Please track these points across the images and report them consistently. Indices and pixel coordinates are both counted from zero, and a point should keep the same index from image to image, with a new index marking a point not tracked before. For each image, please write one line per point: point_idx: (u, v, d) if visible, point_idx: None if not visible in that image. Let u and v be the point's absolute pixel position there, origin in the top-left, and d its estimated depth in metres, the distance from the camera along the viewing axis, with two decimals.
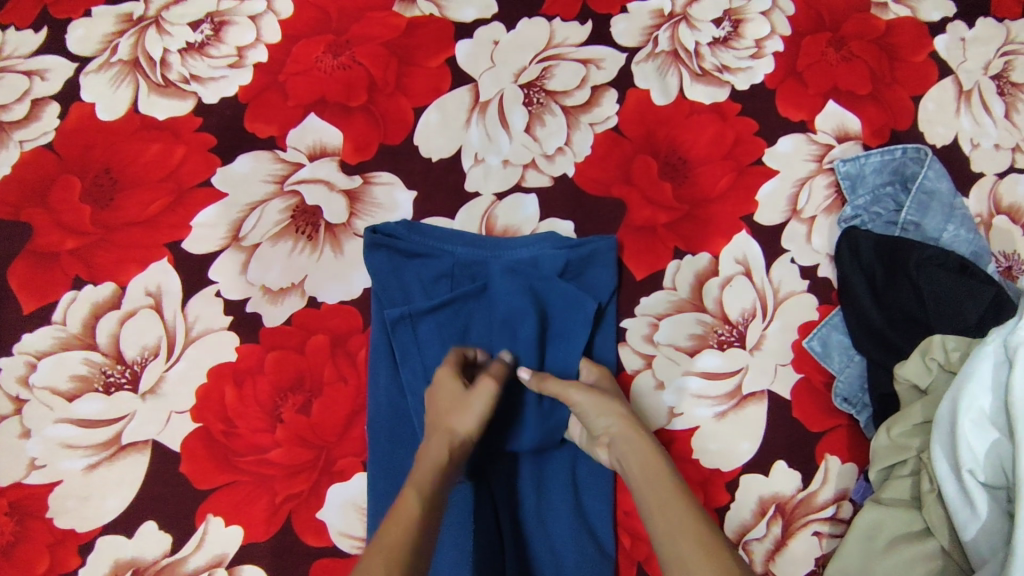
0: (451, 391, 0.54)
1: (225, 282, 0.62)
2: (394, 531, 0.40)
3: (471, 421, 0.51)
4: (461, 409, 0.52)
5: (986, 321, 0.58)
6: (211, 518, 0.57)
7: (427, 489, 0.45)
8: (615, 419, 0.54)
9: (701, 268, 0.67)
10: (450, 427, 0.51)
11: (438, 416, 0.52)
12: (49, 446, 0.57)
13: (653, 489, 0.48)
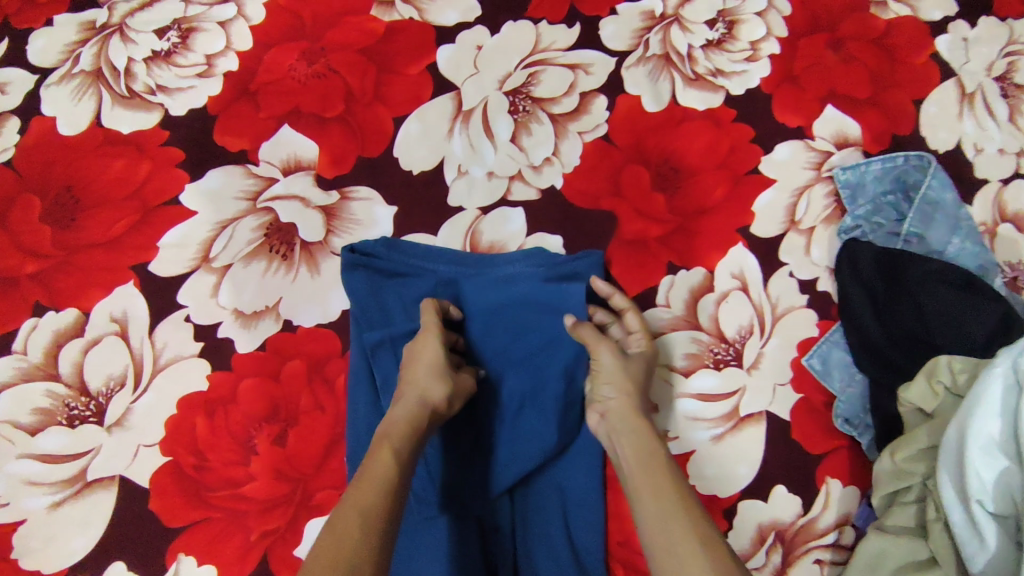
0: (437, 357, 0.53)
1: (195, 306, 0.59)
2: (370, 487, 0.42)
3: (448, 390, 0.52)
4: (441, 379, 0.52)
5: (994, 342, 0.56)
6: (182, 557, 0.54)
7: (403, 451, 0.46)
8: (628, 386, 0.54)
9: (695, 283, 0.64)
10: (428, 391, 0.51)
11: (415, 378, 0.52)
12: (11, 483, 0.54)
13: (643, 461, 0.48)
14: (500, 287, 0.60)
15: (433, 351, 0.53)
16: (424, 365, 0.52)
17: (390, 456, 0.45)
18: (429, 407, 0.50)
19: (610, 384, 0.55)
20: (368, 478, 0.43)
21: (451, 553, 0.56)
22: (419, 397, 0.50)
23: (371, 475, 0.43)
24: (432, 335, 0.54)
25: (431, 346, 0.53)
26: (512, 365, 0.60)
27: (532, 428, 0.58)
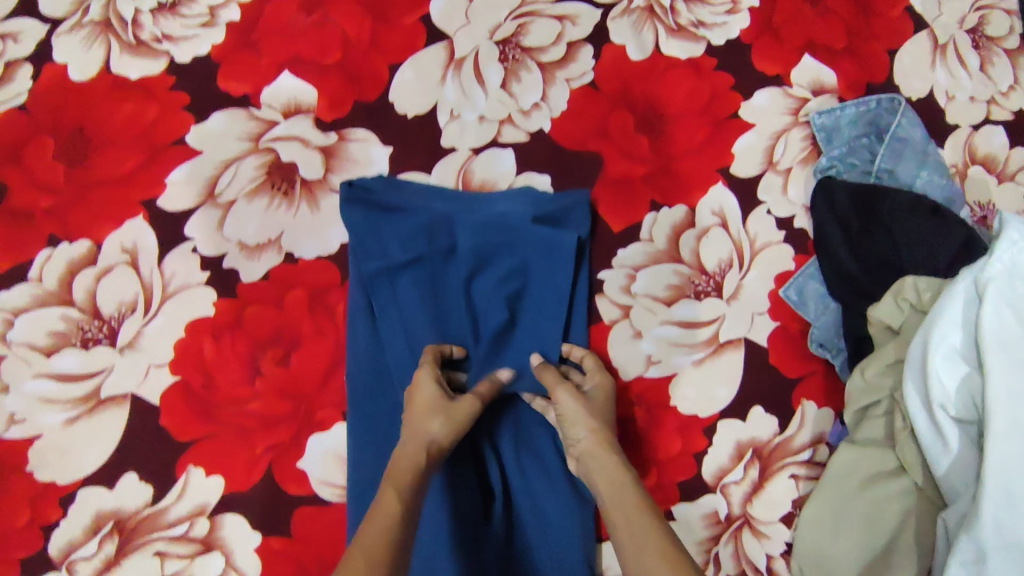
0: (432, 394, 0.54)
1: (201, 239, 0.62)
2: (371, 531, 0.43)
3: (446, 423, 0.53)
4: (440, 414, 0.53)
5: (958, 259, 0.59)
6: (192, 468, 0.57)
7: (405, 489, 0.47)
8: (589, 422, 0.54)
9: (677, 220, 0.67)
10: (428, 431, 0.52)
11: (413, 420, 0.53)
12: (29, 401, 0.57)
13: (616, 491, 0.49)
14: (494, 226, 0.62)
15: (424, 394, 0.54)
16: (419, 404, 0.54)
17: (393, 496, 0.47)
18: (432, 443, 0.52)
19: (574, 426, 0.55)
20: (376, 517, 0.45)
21: (449, 476, 0.59)
22: (421, 437, 0.52)
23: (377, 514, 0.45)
24: (425, 377, 0.55)
25: (422, 388, 0.55)
26: (500, 300, 0.62)
27: (527, 351, 0.62)
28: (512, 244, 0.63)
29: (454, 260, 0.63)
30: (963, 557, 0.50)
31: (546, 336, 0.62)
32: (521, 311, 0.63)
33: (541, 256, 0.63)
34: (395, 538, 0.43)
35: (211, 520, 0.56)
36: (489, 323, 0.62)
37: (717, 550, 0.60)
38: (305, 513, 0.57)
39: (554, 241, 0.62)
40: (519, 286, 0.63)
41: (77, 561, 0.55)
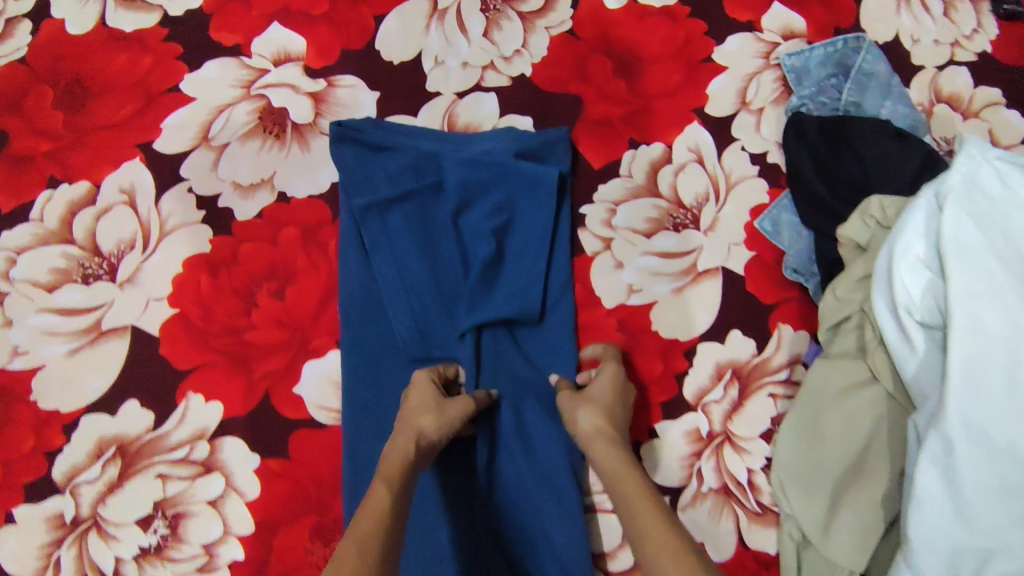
0: (424, 395, 0.55)
1: (196, 179, 0.64)
2: (364, 522, 0.44)
3: (436, 420, 0.53)
4: (430, 410, 0.54)
5: (922, 177, 0.62)
6: (192, 395, 0.59)
7: (397, 484, 0.48)
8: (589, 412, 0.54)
9: (655, 157, 0.70)
10: (419, 423, 0.53)
11: (406, 415, 0.54)
12: (32, 333, 0.59)
13: (616, 477, 0.49)
14: (479, 162, 0.64)
15: (417, 395, 0.55)
16: (411, 404, 0.55)
17: (386, 492, 0.47)
18: (421, 436, 0.52)
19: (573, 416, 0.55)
20: (368, 509, 0.45)
21: None
22: (412, 430, 0.52)
23: (369, 508, 0.46)
24: (420, 380, 0.57)
25: (416, 390, 0.56)
26: (485, 232, 0.64)
27: (513, 281, 0.64)
28: (496, 179, 0.65)
29: (441, 197, 0.65)
30: (933, 451, 0.53)
31: (530, 268, 0.64)
32: (507, 245, 0.65)
33: (525, 191, 0.65)
34: (387, 529, 0.44)
35: (211, 443, 0.58)
36: (476, 256, 0.64)
37: (700, 465, 0.62)
38: (301, 435, 0.59)
39: (536, 176, 0.65)
40: (505, 221, 0.65)
41: (81, 484, 0.56)
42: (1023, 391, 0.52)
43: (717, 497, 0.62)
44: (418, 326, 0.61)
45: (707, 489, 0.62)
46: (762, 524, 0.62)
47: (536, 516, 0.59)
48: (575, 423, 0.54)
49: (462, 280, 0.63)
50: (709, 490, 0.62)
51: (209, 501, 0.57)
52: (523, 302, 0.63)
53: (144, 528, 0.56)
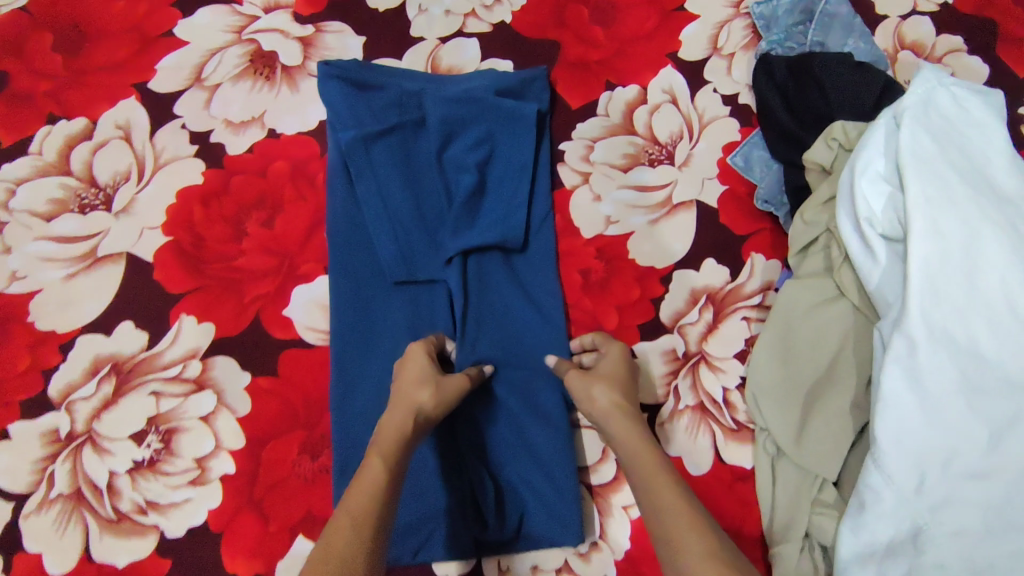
0: (420, 370, 0.56)
1: (189, 117, 0.67)
2: (362, 496, 0.47)
3: (433, 395, 0.55)
4: (427, 382, 0.55)
5: (880, 103, 0.65)
6: (185, 317, 0.61)
7: (392, 461, 0.50)
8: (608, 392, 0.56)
9: (631, 97, 0.73)
10: (415, 397, 0.54)
11: (402, 388, 0.55)
12: (30, 260, 0.61)
13: (638, 460, 0.52)
14: (461, 98, 0.67)
15: (414, 371, 0.56)
16: (406, 378, 0.56)
17: (381, 466, 0.50)
18: (417, 409, 0.54)
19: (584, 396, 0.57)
20: (364, 485, 0.48)
21: (409, 320, 0.63)
22: (408, 404, 0.54)
23: (366, 481, 0.48)
24: (416, 354, 0.58)
25: (411, 366, 0.57)
26: (469, 163, 0.67)
27: (496, 209, 0.67)
28: (480, 115, 0.68)
29: (425, 132, 0.68)
30: (898, 352, 0.55)
31: (512, 199, 0.67)
32: (489, 177, 0.68)
33: (504, 125, 0.68)
34: (381, 504, 0.47)
35: (203, 362, 0.60)
36: (460, 185, 0.67)
37: (676, 383, 0.65)
38: (291, 355, 0.61)
39: (515, 109, 0.68)
40: (487, 153, 0.68)
41: (77, 401, 0.58)
42: (977, 291, 0.55)
43: (694, 414, 0.65)
44: (401, 252, 0.64)
45: (684, 406, 0.65)
46: (738, 440, 0.65)
47: (513, 427, 0.61)
48: (592, 402, 0.56)
49: (446, 209, 0.66)
50: (686, 407, 0.65)
51: (202, 417, 0.59)
52: (506, 227, 0.66)
53: (138, 442, 0.58)
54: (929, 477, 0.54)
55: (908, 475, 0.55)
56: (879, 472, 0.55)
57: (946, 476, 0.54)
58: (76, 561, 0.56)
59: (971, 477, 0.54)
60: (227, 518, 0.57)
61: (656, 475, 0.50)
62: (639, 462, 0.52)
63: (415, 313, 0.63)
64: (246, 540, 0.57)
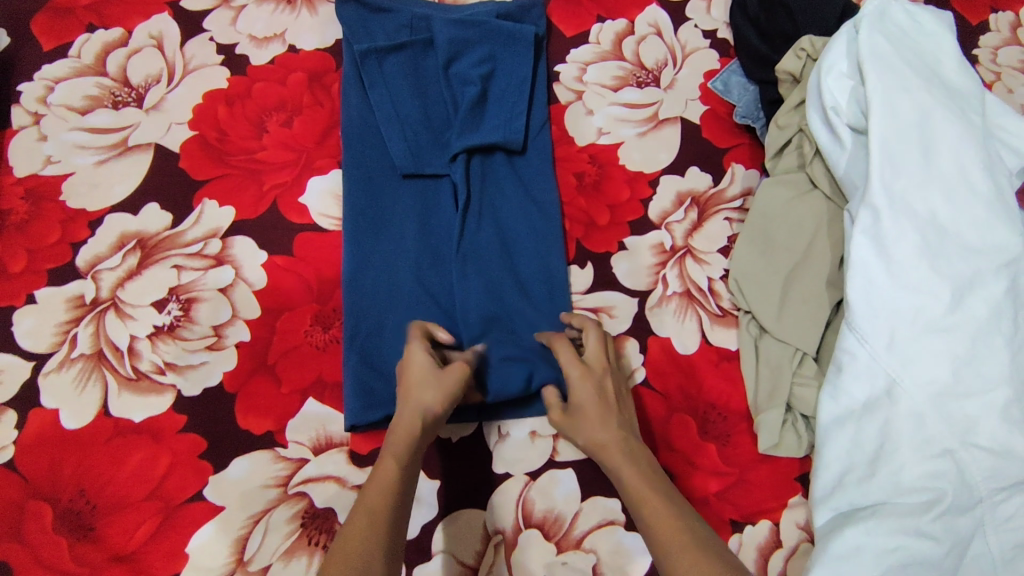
0: (421, 365, 0.55)
1: (217, 32, 0.73)
2: (373, 499, 0.47)
3: (439, 395, 0.53)
4: (431, 383, 0.53)
5: (841, 22, 0.73)
6: (207, 201, 0.66)
7: (403, 458, 0.50)
8: (592, 399, 0.55)
9: (620, 29, 0.80)
10: (422, 400, 0.52)
11: (407, 391, 0.53)
12: (64, 147, 0.66)
13: (639, 498, 0.50)
14: (467, 22, 0.72)
15: (412, 373, 0.54)
16: (413, 375, 0.54)
17: (393, 465, 0.49)
18: (427, 414, 0.52)
19: (579, 435, 0.55)
20: (377, 488, 0.48)
21: (417, 208, 0.67)
22: (414, 408, 0.52)
23: (378, 484, 0.48)
24: (417, 349, 0.56)
25: (410, 366, 0.55)
26: (474, 76, 0.71)
27: (499, 116, 0.71)
28: (484, 33, 0.73)
29: (432, 51, 0.72)
30: (864, 223, 0.61)
31: (512, 108, 0.71)
32: (492, 91, 0.72)
33: (504, 45, 0.73)
34: (397, 502, 0.48)
35: (222, 241, 0.65)
36: (465, 96, 0.70)
37: (664, 272, 0.70)
38: (305, 237, 0.66)
39: (516, 30, 0.73)
40: (489, 70, 0.72)
41: (102, 271, 0.62)
42: (934, 167, 0.61)
43: (681, 299, 0.69)
44: (410, 148, 0.68)
45: (672, 293, 0.69)
46: (722, 325, 0.69)
47: (513, 303, 0.65)
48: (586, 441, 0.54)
49: (452, 116, 0.70)
50: (673, 293, 0.69)
51: (220, 288, 0.63)
52: (508, 130, 0.70)
53: (158, 309, 0.62)
54: (899, 333, 0.59)
55: (879, 333, 0.59)
56: (852, 334, 0.60)
57: (914, 330, 0.59)
58: (94, 416, 0.58)
59: (938, 331, 0.58)
60: (242, 380, 0.61)
61: (651, 486, 0.50)
62: (637, 494, 0.50)
63: (423, 205, 0.68)
64: (259, 400, 0.60)
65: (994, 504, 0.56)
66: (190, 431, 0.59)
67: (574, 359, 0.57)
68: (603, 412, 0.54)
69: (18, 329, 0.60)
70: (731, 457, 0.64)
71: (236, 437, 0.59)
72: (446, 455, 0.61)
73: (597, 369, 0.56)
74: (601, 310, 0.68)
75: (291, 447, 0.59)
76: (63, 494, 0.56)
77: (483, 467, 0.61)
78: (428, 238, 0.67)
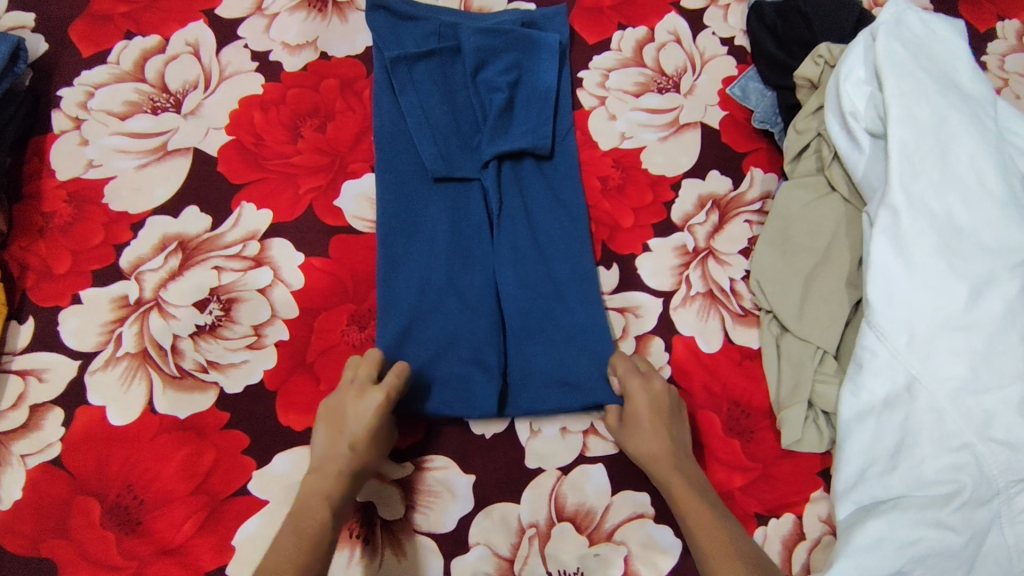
0: (367, 412, 0.56)
1: (252, 39, 0.74)
2: (286, 543, 0.52)
3: (371, 443, 0.56)
4: (366, 429, 0.56)
5: (857, 28, 0.76)
6: (245, 204, 0.68)
7: (335, 501, 0.54)
8: (649, 413, 0.59)
9: (641, 37, 0.82)
10: (354, 446, 0.55)
11: (345, 431, 0.56)
12: (105, 151, 0.68)
13: (685, 509, 0.56)
14: (493, 31, 0.73)
15: (371, 427, 0.56)
16: (356, 419, 0.56)
17: (326, 508, 0.54)
18: (356, 459, 0.55)
19: (632, 443, 0.60)
20: (294, 532, 0.52)
21: (448, 211, 0.69)
22: (348, 450, 0.55)
23: (303, 525, 0.53)
24: (369, 392, 0.57)
25: (368, 418, 0.56)
26: (502, 83, 0.72)
27: (527, 123, 0.72)
28: (509, 39, 0.74)
29: (459, 58, 0.73)
30: (885, 223, 0.63)
31: (540, 116, 0.72)
32: (520, 98, 0.73)
33: (529, 53, 0.74)
34: (313, 544, 0.52)
35: (260, 243, 0.66)
36: (492, 103, 0.71)
37: (688, 273, 0.72)
38: (340, 238, 0.68)
39: (540, 38, 0.74)
40: (515, 78, 0.73)
41: (145, 272, 0.64)
42: (951, 171, 0.64)
43: (704, 300, 0.71)
44: (441, 152, 0.69)
45: (695, 293, 0.71)
46: (745, 324, 0.71)
47: (546, 307, 0.66)
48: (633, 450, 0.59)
49: (481, 122, 0.72)
50: (697, 294, 0.71)
51: (260, 289, 0.65)
52: (537, 136, 0.71)
53: (200, 309, 0.64)
54: (919, 332, 0.61)
55: (899, 332, 0.61)
56: (872, 332, 0.62)
57: (933, 328, 0.61)
58: (140, 413, 0.60)
59: (955, 329, 0.61)
60: (282, 378, 0.62)
61: (697, 498, 0.56)
62: (685, 505, 0.56)
63: (454, 207, 0.69)
64: (299, 398, 0.62)
65: (1009, 497, 0.58)
66: (233, 429, 0.60)
67: (632, 375, 0.60)
68: (657, 428, 0.59)
69: (65, 329, 0.62)
70: (755, 453, 0.66)
71: (278, 432, 0.61)
72: (480, 450, 0.63)
73: (653, 385, 0.60)
74: (627, 310, 0.70)
75: None
76: (111, 488, 0.58)
77: (515, 462, 0.63)
78: (459, 239, 0.68)
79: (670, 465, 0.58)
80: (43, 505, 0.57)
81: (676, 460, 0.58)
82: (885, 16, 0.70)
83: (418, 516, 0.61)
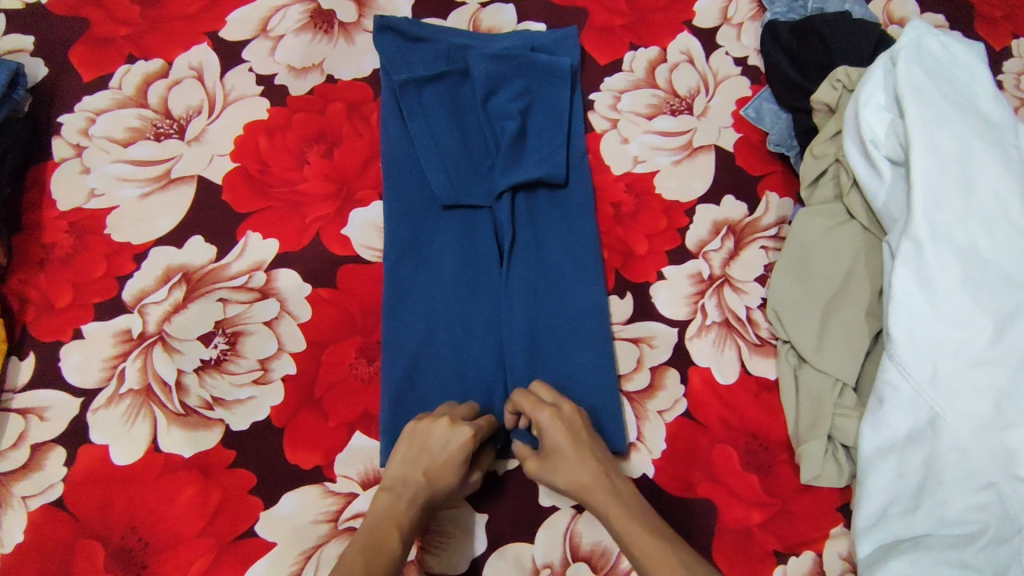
0: (451, 444, 0.54)
1: (257, 62, 0.73)
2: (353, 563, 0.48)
3: (454, 479, 0.54)
4: (448, 462, 0.53)
5: (876, 50, 0.74)
6: (251, 234, 0.66)
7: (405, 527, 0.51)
8: (565, 440, 0.55)
9: (653, 57, 0.81)
10: (432, 474, 0.53)
11: (424, 458, 0.54)
12: (107, 179, 0.67)
13: (622, 528, 0.52)
14: (504, 57, 0.72)
15: (456, 458, 0.54)
16: (439, 449, 0.54)
17: (396, 535, 0.50)
18: (431, 489, 0.53)
19: (559, 476, 0.55)
20: (360, 553, 0.49)
21: (457, 241, 0.67)
22: (421, 477, 0.53)
23: (371, 547, 0.49)
24: (458, 428, 0.55)
25: (454, 448, 0.54)
26: (513, 110, 0.70)
27: (538, 151, 0.70)
28: (520, 63, 0.72)
29: (469, 82, 0.72)
30: (907, 254, 0.61)
31: (552, 143, 0.71)
32: (531, 125, 0.72)
33: (541, 78, 0.73)
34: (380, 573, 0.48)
35: (266, 274, 0.65)
36: (504, 131, 0.70)
37: (703, 301, 0.70)
38: (348, 268, 0.66)
39: (552, 62, 0.73)
40: (527, 105, 0.72)
41: (149, 305, 0.63)
42: (975, 202, 0.62)
43: (720, 330, 0.70)
44: (450, 181, 0.68)
45: (711, 322, 0.70)
46: (761, 354, 0.69)
47: (558, 344, 0.65)
48: (561, 484, 0.55)
49: (493, 150, 0.70)
50: (713, 323, 0.70)
51: (266, 322, 0.63)
52: (549, 164, 0.70)
53: (205, 342, 0.62)
54: (941, 367, 0.59)
55: (922, 366, 0.59)
56: (894, 365, 0.60)
57: (956, 363, 0.59)
58: (144, 452, 0.59)
59: (979, 364, 0.59)
60: (289, 415, 0.61)
61: (635, 517, 0.52)
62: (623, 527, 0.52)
63: (464, 237, 0.67)
64: (308, 434, 0.60)
65: None
66: (240, 467, 0.59)
67: (539, 407, 0.57)
68: (579, 455, 0.55)
69: (66, 365, 0.61)
70: (774, 488, 0.65)
71: (286, 471, 0.59)
72: (494, 488, 0.62)
73: (563, 412, 0.57)
74: (641, 340, 0.69)
75: (339, 482, 0.59)
76: (114, 530, 0.56)
77: (529, 501, 0.61)
78: (468, 271, 0.66)
79: (600, 487, 0.54)
80: (44, 549, 0.56)
81: (605, 480, 0.54)
82: (905, 41, 0.69)
83: (431, 557, 0.59)
